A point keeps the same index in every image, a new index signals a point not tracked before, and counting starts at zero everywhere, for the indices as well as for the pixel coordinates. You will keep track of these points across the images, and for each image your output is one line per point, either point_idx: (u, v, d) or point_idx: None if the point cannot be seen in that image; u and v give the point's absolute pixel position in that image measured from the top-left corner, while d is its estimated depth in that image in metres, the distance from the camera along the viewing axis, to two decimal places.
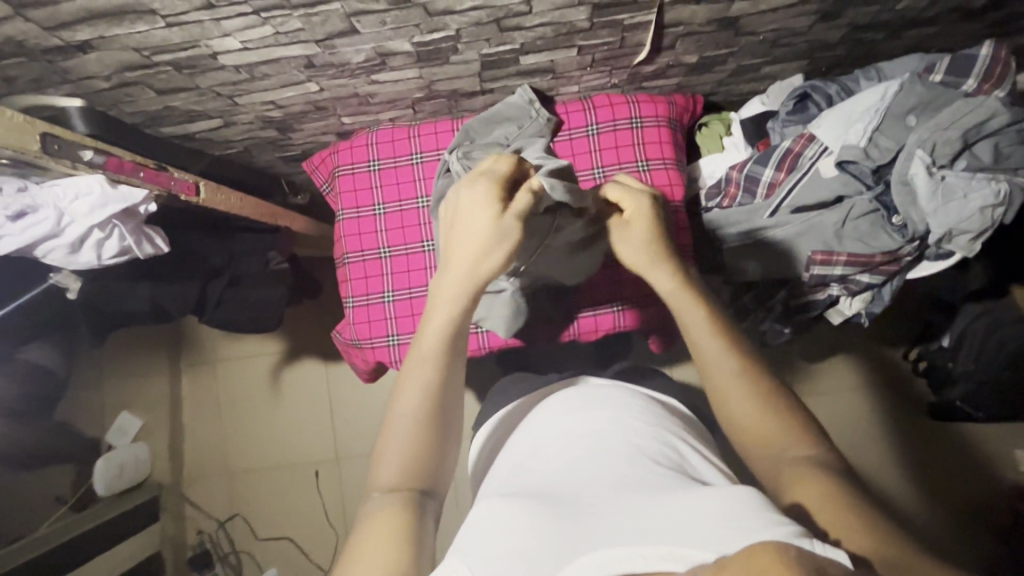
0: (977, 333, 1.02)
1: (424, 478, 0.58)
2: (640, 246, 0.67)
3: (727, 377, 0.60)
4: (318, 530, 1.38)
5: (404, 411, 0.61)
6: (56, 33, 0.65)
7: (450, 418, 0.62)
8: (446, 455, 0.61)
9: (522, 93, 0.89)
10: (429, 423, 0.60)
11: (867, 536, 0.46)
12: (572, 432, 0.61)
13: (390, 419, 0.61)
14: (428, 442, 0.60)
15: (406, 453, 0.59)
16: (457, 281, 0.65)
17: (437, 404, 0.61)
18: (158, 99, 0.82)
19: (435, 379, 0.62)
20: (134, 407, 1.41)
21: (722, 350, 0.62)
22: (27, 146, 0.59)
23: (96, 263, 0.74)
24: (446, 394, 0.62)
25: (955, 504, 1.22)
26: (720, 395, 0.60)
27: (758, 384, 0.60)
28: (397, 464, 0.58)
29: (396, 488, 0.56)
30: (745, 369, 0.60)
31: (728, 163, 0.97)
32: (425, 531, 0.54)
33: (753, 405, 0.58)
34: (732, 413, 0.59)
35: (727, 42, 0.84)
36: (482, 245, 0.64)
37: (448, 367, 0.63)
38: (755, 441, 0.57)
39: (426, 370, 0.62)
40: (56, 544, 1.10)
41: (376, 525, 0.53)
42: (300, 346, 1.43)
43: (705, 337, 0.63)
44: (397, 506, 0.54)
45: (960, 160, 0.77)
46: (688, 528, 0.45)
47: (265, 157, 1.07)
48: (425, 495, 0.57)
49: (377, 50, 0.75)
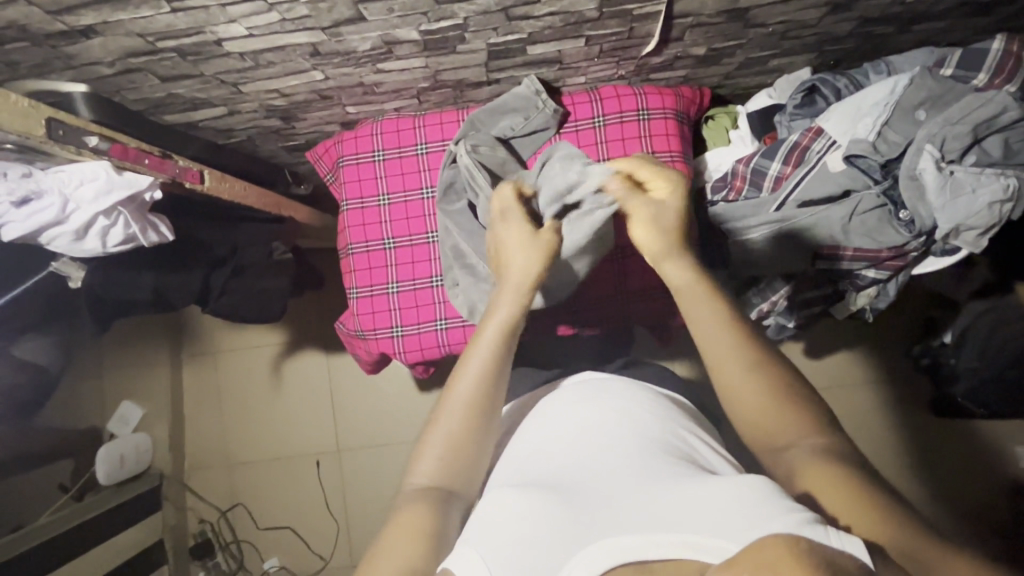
0: (982, 329, 1.03)
1: (454, 479, 0.59)
2: (664, 231, 0.65)
3: (740, 372, 0.59)
4: (320, 521, 1.38)
5: (453, 404, 0.61)
6: (59, 17, 0.64)
7: (491, 423, 0.62)
8: (482, 456, 0.61)
9: (528, 84, 0.88)
10: (470, 429, 0.60)
11: (885, 529, 0.47)
12: (599, 422, 0.60)
13: (439, 408, 0.62)
14: (467, 444, 0.60)
15: (441, 455, 0.59)
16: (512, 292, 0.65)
17: (481, 410, 0.61)
18: (162, 86, 0.81)
19: (483, 386, 0.62)
20: (135, 397, 1.41)
21: (733, 349, 0.60)
22: (32, 131, 0.60)
23: (101, 251, 0.73)
24: (491, 399, 0.62)
25: (954, 500, 1.23)
26: (731, 390, 0.59)
27: (768, 381, 0.59)
28: (431, 464, 0.59)
29: (427, 488, 0.58)
30: (756, 363, 0.59)
31: (734, 157, 0.96)
32: (449, 527, 0.55)
33: (764, 400, 0.58)
34: (743, 411, 0.58)
35: (737, 34, 0.83)
36: (532, 268, 0.65)
37: (500, 369, 0.63)
38: (760, 438, 0.57)
39: (478, 368, 0.63)
40: (60, 532, 1.11)
41: (405, 515, 0.55)
42: (301, 336, 1.43)
43: (720, 332, 0.61)
44: (425, 506, 0.56)
45: (969, 155, 0.76)
46: (704, 517, 0.45)
47: (268, 146, 1.06)
48: (454, 496, 0.58)
49: (384, 38, 0.74)
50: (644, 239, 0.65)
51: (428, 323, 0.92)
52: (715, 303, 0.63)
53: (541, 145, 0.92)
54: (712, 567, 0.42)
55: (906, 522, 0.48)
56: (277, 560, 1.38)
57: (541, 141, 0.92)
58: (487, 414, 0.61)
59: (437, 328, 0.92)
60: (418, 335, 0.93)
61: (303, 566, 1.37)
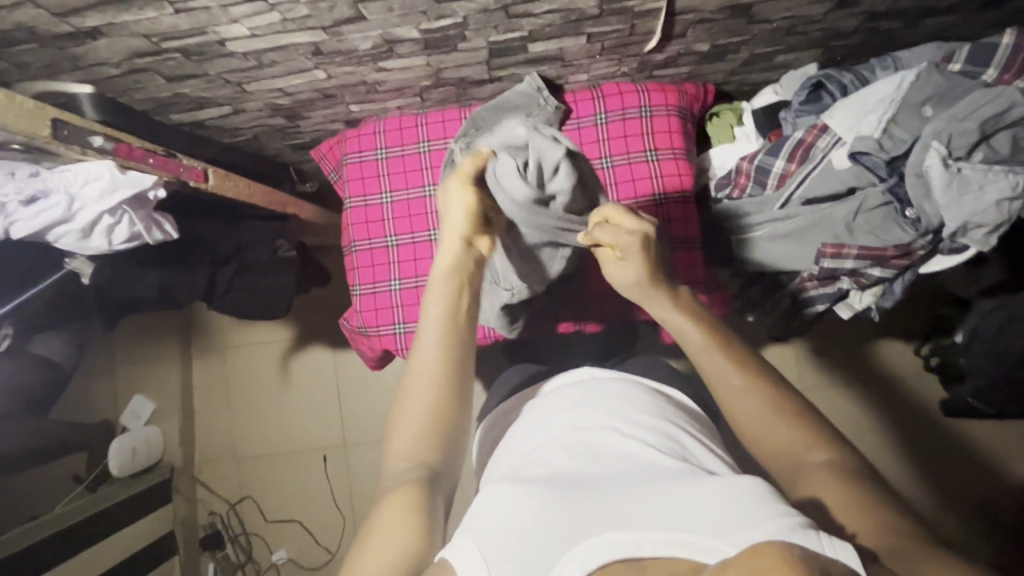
0: (992, 328, 0.97)
1: (433, 456, 0.60)
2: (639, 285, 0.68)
3: (724, 370, 0.62)
4: (328, 514, 1.40)
5: (418, 382, 0.62)
6: (65, 18, 0.65)
7: (461, 394, 0.63)
8: (458, 432, 0.62)
9: (530, 81, 0.88)
10: (443, 401, 0.61)
11: (872, 533, 0.47)
12: (585, 420, 0.61)
13: (405, 389, 0.63)
14: (443, 417, 0.61)
15: (418, 435, 0.60)
16: (453, 258, 0.66)
17: (451, 381, 0.62)
18: (168, 86, 0.82)
19: (444, 356, 0.62)
20: (147, 390, 1.44)
21: (734, 372, 0.61)
22: (38, 131, 0.61)
23: (107, 249, 0.74)
24: (457, 370, 0.63)
25: (964, 501, 1.21)
26: (716, 386, 0.62)
27: (758, 380, 0.61)
28: (410, 444, 0.60)
29: (409, 469, 0.58)
30: (737, 360, 0.62)
31: (739, 154, 0.95)
32: (435, 504, 0.56)
33: (754, 398, 0.60)
34: (731, 408, 0.61)
35: (740, 30, 0.82)
36: (461, 230, 0.65)
37: (457, 339, 0.64)
38: (765, 444, 0.58)
39: (434, 340, 0.63)
40: (73, 523, 1.13)
41: (391, 501, 0.56)
42: (309, 332, 1.44)
43: (709, 356, 0.63)
44: (409, 488, 0.56)
45: (976, 152, 0.74)
46: (697, 517, 0.46)
47: (274, 145, 1.07)
48: (438, 473, 0.59)
49: (384, 37, 0.75)
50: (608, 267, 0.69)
51: None
52: (706, 332, 0.65)
53: None
54: (706, 566, 0.42)
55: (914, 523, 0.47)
56: (285, 552, 1.39)
57: None
58: (453, 383, 0.62)
59: None
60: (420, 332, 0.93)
61: (311, 559, 1.39)
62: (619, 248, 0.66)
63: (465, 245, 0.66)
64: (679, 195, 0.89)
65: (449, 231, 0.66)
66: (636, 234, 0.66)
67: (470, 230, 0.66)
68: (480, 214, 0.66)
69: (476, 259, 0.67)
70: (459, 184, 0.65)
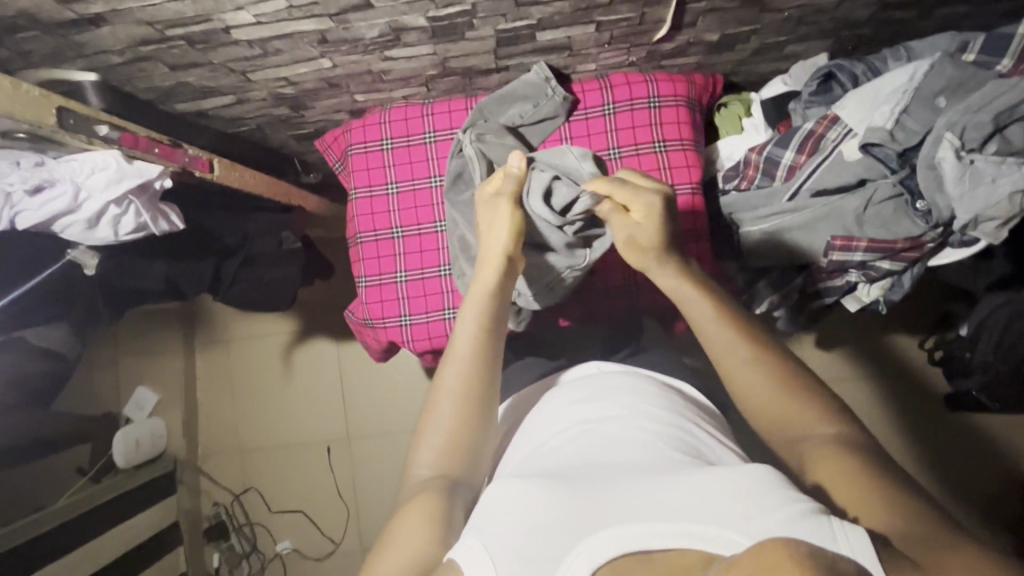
0: (997, 322, 0.96)
1: (457, 466, 0.60)
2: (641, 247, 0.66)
3: (734, 344, 0.61)
4: (330, 505, 1.40)
5: (446, 392, 0.62)
6: (68, 5, 0.65)
7: (489, 406, 0.63)
8: (484, 444, 0.62)
9: (538, 71, 0.87)
10: (468, 414, 0.61)
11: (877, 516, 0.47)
12: (597, 414, 0.61)
13: (432, 399, 0.63)
14: (468, 428, 0.61)
15: (442, 444, 0.60)
16: (492, 273, 0.66)
17: (478, 395, 0.62)
18: (172, 75, 0.81)
19: (474, 369, 0.63)
20: (150, 381, 1.45)
21: (739, 338, 0.61)
22: (44, 120, 0.60)
23: (114, 239, 0.73)
24: (484, 382, 0.63)
25: (967, 493, 1.22)
26: (721, 359, 0.62)
27: (767, 356, 0.60)
28: (434, 453, 0.60)
29: (431, 478, 0.59)
30: (743, 332, 0.62)
31: (746, 146, 0.95)
32: (455, 511, 0.56)
33: (764, 373, 0.59)
34: (743, 386, 0.60)
35: (751, 19, 0.82)
36: (504, 245, 0.66)
37: (490, 353, 0.64)
38: (768, 417, 0.58)
39: (466, 354, 0.63)
40: (76, 513, 1.13)
41: (412, 506, 0.56)
42: (313, 324, 1.44)
43: (718, 326, 0.62)
44: (430, 494, 0.56)
45: (991, 143, 0.72)
46: (707, 506, 0.46)
47: (277, 135, 1.06)
48: (458, 483, 0.59)
49: (391, 25, 0.74)
50: (615, 216, 0.67)
51: (435, 312, 0.92)
52: (711, 300, 0.64)
53: (549, 135, 0.91)
54: (722, 557, 0.43)
55: (926, 510, 0.47)
56: (290, 542, 1.40)
57: (549, 130, 0.91)
58: (483, 396, 0.62)
59: (445, 317, 0.92)
60: (426, 324, 0.92)
61: (316, 549, 1.39)
62: (634, 207, 0.65)
63: (504, 260, 0.67)
64: (689, 187, 0.88)
65: (489, 251, 0.67)
66: (655, 196, 0.65)
67: (513, 247, 0.67)
68: (522, 234, 0.68)
69: (511, 275, 0.68)
70: (506, 204, 0.67)
